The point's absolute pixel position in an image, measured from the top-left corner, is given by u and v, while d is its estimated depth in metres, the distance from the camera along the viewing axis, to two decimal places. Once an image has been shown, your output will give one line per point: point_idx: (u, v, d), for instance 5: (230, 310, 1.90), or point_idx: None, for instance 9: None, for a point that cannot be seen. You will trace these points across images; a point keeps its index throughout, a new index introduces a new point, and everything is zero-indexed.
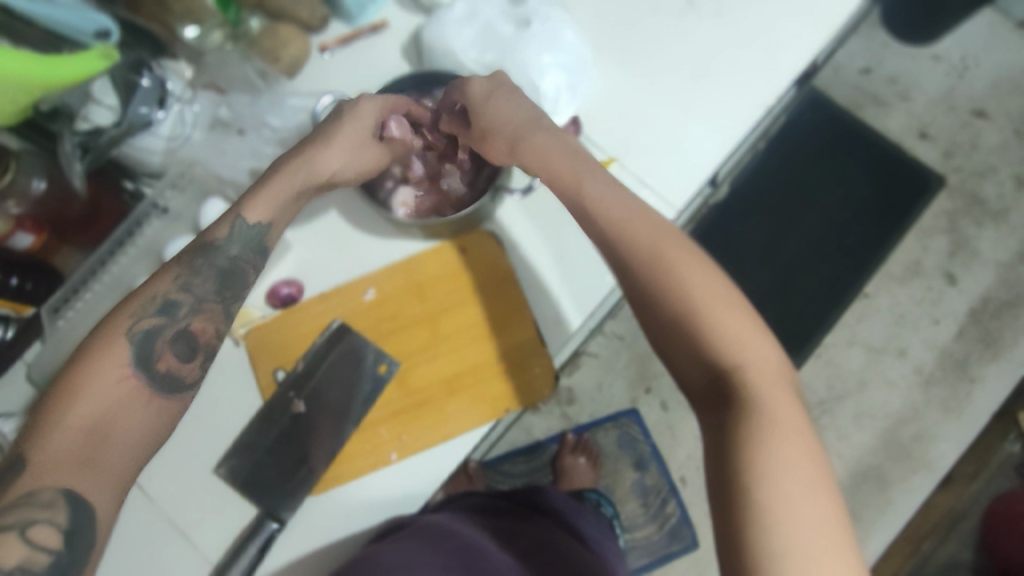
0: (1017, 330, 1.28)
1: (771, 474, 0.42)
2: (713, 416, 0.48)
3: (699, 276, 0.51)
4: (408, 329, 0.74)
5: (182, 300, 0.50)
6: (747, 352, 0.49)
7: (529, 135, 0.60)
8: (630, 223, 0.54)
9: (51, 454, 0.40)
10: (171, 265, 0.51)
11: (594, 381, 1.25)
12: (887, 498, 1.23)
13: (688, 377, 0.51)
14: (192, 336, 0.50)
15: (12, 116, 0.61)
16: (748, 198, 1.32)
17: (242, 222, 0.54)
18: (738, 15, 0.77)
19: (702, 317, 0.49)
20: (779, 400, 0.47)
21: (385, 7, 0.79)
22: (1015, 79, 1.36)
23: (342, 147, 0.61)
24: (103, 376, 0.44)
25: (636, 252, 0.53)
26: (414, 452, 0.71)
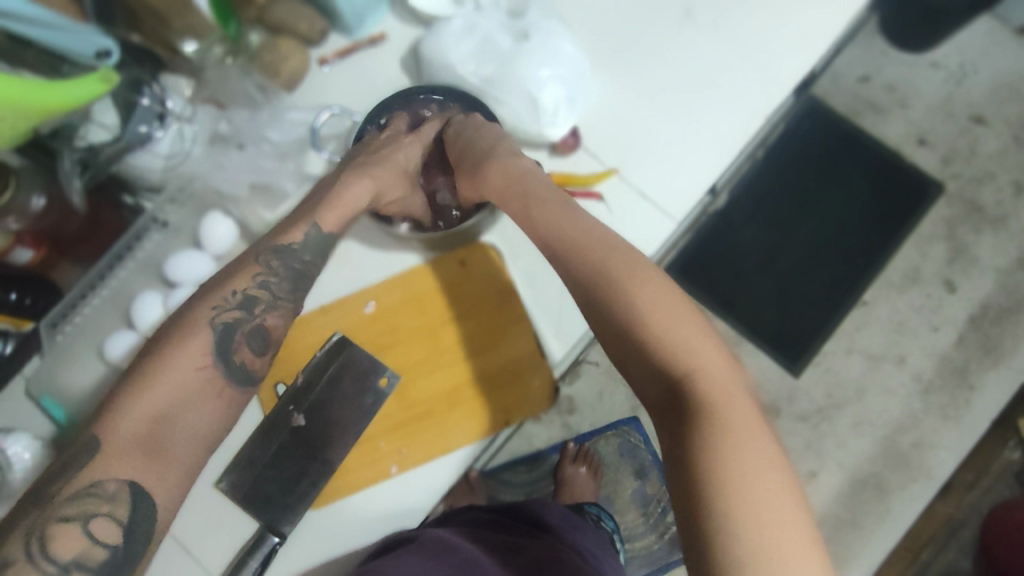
0: (1017, 337, 1.27)
1: (726, 472, 0.44)
2: (668, 423, 0.50)
3: (647, 290, 0.53)
4: (407, 342, 0.75)
5: (262, 298, 0.57)
6: (696, 359, 0.50)
7: (495, 162, 0.63)
8: (583, 243, 0.57)
9: (121, 440, 0.47)
10: (251, 263, 0.58)
11: (595, 390, 1.27)
12: (886, 506, 1.23)
13: (643, 389, 0.52)
14: (265, 331, 0.57)
15: (10, 142, 0.60)
16: (749, 205, 1.32)
17: (316, 231, 0.60)
18: (736, 27, 0.77)
19: (652, 330, 0.52)
20: (730, 403, 0.48)
21: (384, 20, 0.79)
22: (1014, 85, 1.36)
23: (389, 172, 0.65)
24: (182, 365, 0.52)
25: (587, 270, 0.56)
26: (415, 466, 0.72)
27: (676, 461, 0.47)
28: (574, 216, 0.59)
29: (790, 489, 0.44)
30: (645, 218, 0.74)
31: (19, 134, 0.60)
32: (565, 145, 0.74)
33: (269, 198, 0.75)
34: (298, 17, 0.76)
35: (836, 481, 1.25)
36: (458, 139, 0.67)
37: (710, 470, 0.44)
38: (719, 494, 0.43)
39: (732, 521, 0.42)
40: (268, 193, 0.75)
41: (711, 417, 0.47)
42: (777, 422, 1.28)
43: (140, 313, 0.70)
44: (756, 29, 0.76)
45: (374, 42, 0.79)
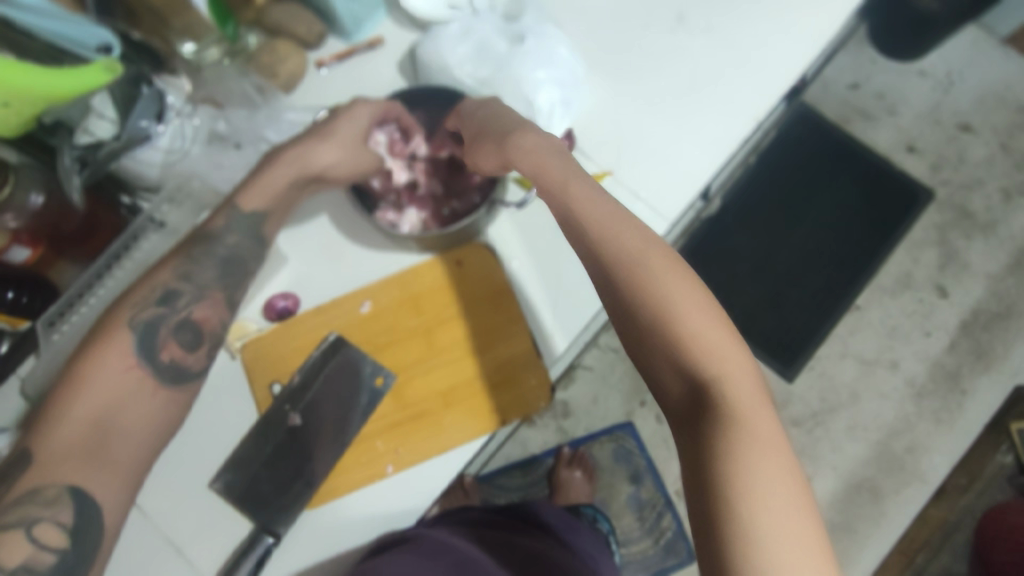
0: (1008, 341, 1.29)
1: (750, 480, 0.42)
2: (689, 428, 0.47)
3: (681, 287, 0.50)
4: (404, 341, 0.75)
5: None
6: (726, 363, 0.48)
7: (522, 137, 0.60)
8: (616, 231, 0.53)
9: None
10: None
11: (590, 394, 1.26)
12: (881, 510, 1.23)
13: (666, 389, 0.50)
14: None
15: (17, 128, 0.63)
16: (738, 210, 1.35)
17: (239, 213, 0.68)
18: (727, 32, 0.78)
19: (687, 327, 0.49)
20: (758, 411, 0.46)
21: (382, 22, 0.80)
22: (1000, 94, 1.38)
23: (337, 144, 0.68)
24: None
25: (618, 260, 0.52)
26: (410, 465, 0.71)
27: (696, 466, 0.45)
28: (602, 200, 0.55)
29: (815, 505, 0.43)
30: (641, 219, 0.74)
31: (26, 120, 0.62)
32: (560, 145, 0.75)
33: None
34: (297, 20, 0.77)
35: (830, 485, 1.26)
36: (472, 115, 0.66)
37: (733, 482, 0.42)
38: (745, 510, 0.41)
39: (755, 539, 0.40)
40: None
41: (737, 426, 0.45)
42: None
43: None
44: (748, 35, 0.78)
45: (372, 46, 0.80)
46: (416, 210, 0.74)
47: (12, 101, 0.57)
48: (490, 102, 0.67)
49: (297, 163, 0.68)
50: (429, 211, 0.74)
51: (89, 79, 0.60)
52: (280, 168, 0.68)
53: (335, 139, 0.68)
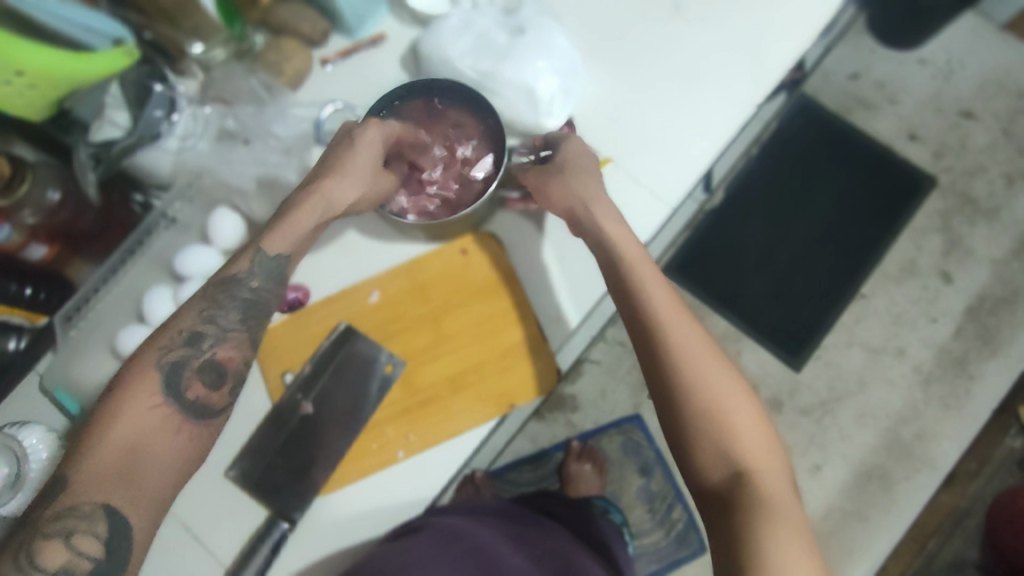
0: (1014, 326, 1.35)
1: (778, 556, 0.48)
2: (724, 507, 0.52)
3: (726, 384, 0.57)
4: (412, 330, 0.75)
5: (208, 332, 0.56)
6: (758, 455, 0.54)
7: (588, 201, 0.66)
8: (673, 324, 0.60)
9: (89, 472, 0.47)
10: (197, 299, 0.58)
11: (597, 387, 1.28)
12: (892, 497, 1.28)
13: (705, 471, 0.55)
14: (220, 363, 0.56)
15: (39, 112, 0.65)
16: (742, 201, 1.41)
17: (264, 256, 0.60)
18: (723, 16, 0.79)
19: (730, 419, 0.55)
20: (786, 502, 0.52)
21: (384, 19, 0.80)
22: (999, 80, 1.44)
23: (352, 173, 0.63)
24: (137, 404, 0.51)
25: (675, 349, 0.58)
26: (422, 449, 0.72)
27: (730, 540, 0.50)
28: (664, 294, 0.62)
29: None
30: (641, 204, 0.75)
31: (48, 103, 0.64)
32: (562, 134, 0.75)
33: (279, 189, 0.75)
34: (301, 17, 0.77)
35: (840, 474, 1.31)
36: (567, 160, 0.68)
37: (766, 560, 0.48)
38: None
39: None
40: (276, 188, 0.75)
41: (772, 509, 0.51)
42: (781, 415, 1.35)
43: (153, 311, 0.73)
44: (743, 22, 0.79)
45: (375, 43, 0.80)
46: (403, 194, 0.71)
47: (37, 81, 0.60)
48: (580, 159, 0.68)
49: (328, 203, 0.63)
50: (415, 201, 0.71)
51: (105, 61, 0.62)
52: (308, 211, 0.62)
53: (350, 169, 0.63)
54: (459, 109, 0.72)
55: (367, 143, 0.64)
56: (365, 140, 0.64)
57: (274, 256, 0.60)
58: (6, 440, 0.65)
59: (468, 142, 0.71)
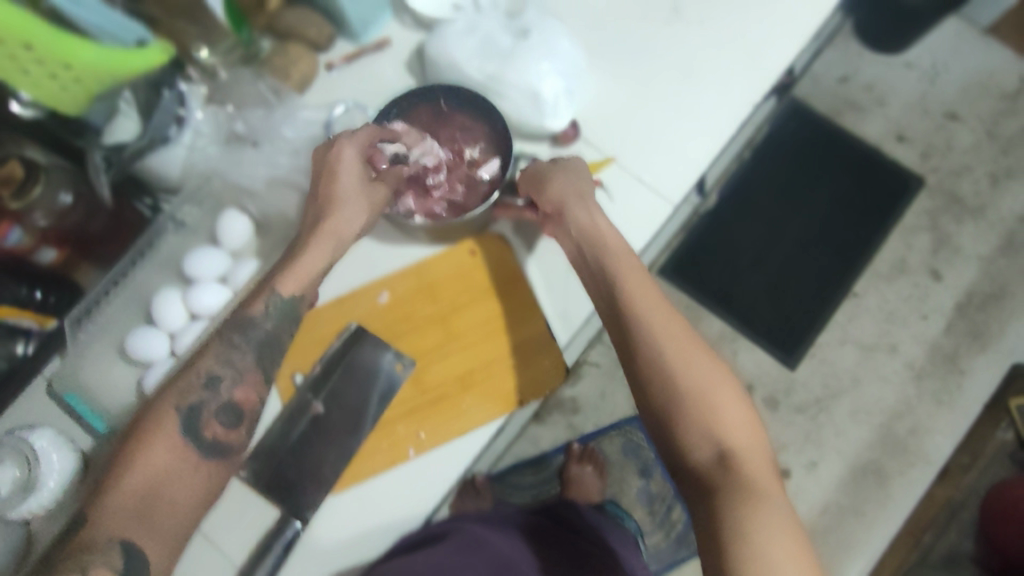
0: (1003, 322, 1.38)
1: (762, 532, 0.50)
2: (708, 487, 0.55)
3: (708, 372, 0.59)
4: (421, 329, 0.76)
5: (225, 374, 0.59)
6: (740, 439, 0.57)
7: (581, 211, 0.68)
8: (655, 315, 0.62)
9: (111, 513, 0.50)
10: (215, 341, 0.60)
11: (597, 390, 1.31)
12: (887, 492, 1.31)
13: (689, 453, 0.57)
14: (236, 405, 0.59)
15: (75, 106, 0.66)
16: (736, 203, 1.44)
17: (277, 298, 0.62)
18: (720, 18, 0.81)
19: (714, 404, 0.58)
20: (767, 484, 0.54)
21: (387, 25, 0.82)
22: (982, 82, 1.48)
23: (348, 198, 0.65)
24: (157, 447, 0.54)
25: (657, 338, 0.61)
26: (431, 447, 0.73)
27: (715, 519, 0.52)
28: (647, 288, 0.64)
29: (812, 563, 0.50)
30: (643, 202, 0.77)
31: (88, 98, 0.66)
32: (566, 137, 0.77)
33: (288, 190, 0.76)
34: (308, 22, 0.78)
35: (836, 470, 1.33)
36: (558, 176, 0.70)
37: (750, 536, 0.50)
38: (757, 555, 0.49)
39: None
40: (286, 188, 0.77)
41: (753, 490, 0.53)
42: (777, 413, 1.37)
43: (166, 316, 0.72)
44: (739, 22, 0.81)
45: (379, 47, 0.81)
46: (411, 197, 0.71)
47: (82, 75, 0.62)
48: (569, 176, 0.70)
49: (330, 239, 0.64)
50: (422, 203, 0.72)
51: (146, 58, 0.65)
52: (312, 252, 0.63)
53: (347, 197, 0.65)
54: (466, 116, 0.73)
55: (349, 166, 0.65)
56: (347, 165, 0.65)
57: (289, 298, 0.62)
58: (17, 441, 0.65)
59: (476, 145, 0.73)
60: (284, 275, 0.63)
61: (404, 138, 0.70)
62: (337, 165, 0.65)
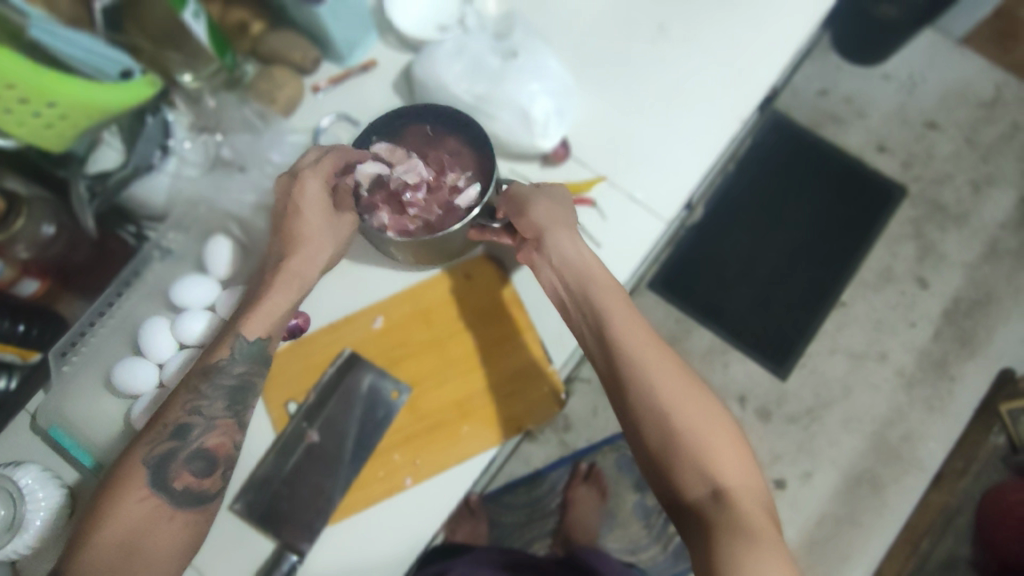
0: (990, 327, 1.39)
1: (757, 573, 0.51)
2: (705, 527, 0.55)
3: (696, 405, 0.60)
4: (417, 355, 0.75)
5: (195, 423, 0.57)
6: (732, 474, 0.57)
7: (559, 234, 0.67)
8: (642, 349, 0.62)
9: (89, 569, 0.50)
10: (183, 388, 0.58)
11: (589, 407, 1.32)
12: (882, 501, 1.32)
13: (683, 491, 0.58)
14: (209, 452, 0.57)
15: (64, 142, 0.67)
16: (723, 215, 1.46)
17: (244, 342, 0.60)
18: (705, 36, 0.81)
19: (704, 439, 0.58)
20: (761, 519, 0.55)
21: (374, 47, 0.81)
22: (960, 91, 1.52)
23: (313, 236, 0.64)
24: (130, 499, 0.54)
25: (644, 374, 0.61)
26: (429, 476, 0.71)
27: (712, 564, 0.53)
28: (634, 320, 0.64)
29: None
30: (636, 221, 0.77)
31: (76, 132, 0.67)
32: (557, 155, 0.77)
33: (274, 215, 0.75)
34: (293, 46, 0.77)
35: (831, 480, 1.35)
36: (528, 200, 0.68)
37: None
38: None
39: None
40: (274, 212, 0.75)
41: (748, 530, 0.54)
42: (770, 424, 1.38)
43: (154, 345, 0.70)
44: (725, 40, 0.81)
45: (366, 69, 0.80)
46: (385, 211, 0.67)
47: (68, 111, 0.63)
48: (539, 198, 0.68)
49: (297, 278, 0.64)
50: (397, 220, 0.66)
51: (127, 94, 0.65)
52: (280, 292, 0.63)
53: (309, 236, 0.64)
54: (450, 136, 0.69)
55: (312, 200, 0.64)
56: (309, 202, 0.64)
57: (256, 341, 0.61)
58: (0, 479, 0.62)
59: (462, 171, 0.68)
60: (248, 318, 0.61)
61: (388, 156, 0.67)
62: (298, 200, 0.64)
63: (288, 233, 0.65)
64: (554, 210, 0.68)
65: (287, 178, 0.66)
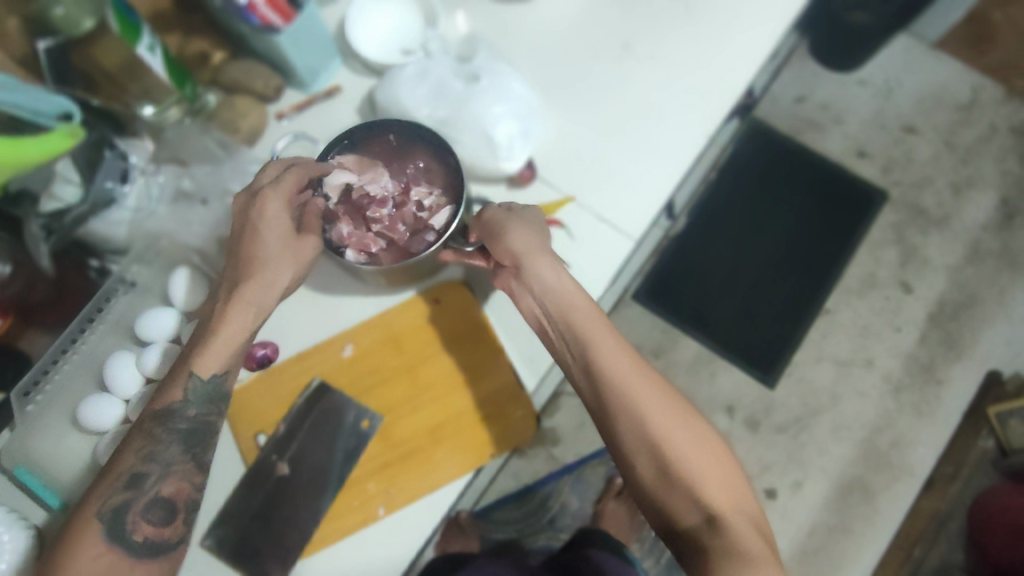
0: (974, 328, 1.48)
1: None
2: (704, 559, 0.54)
3: (686, 432, 0.59)
4: (389, 382, 0.73)
5: (150, 471, 0.57)
6: (726, 502, 0.56)
7: (537, 260, 0.65)
8: (629, 377, 0.60)
9: None
10: (135, 435, 0.58)
11: (577, 421, 1.37)
12: (874, 508, 1.40)
13: (678, 523, 0.57)
14: (168, 499, 0.57)
15: None
16: (706, 227, 1.52)
17: (198, 380, 0.60)
18: (669, 52, 0.81)
19: (695, 467, 0.57)
20: (756, 546, 0.54)
21: (338, 72, 0.81)
22: (935, 96, 1.60)
23: (274, 262, 0.62)
24: (84, 557, 0.52)
25: (631, 402, 0.59)
26: (403, 505, 0.70)
27: None
28: (619, 346, 0.62)
29: None
30: (607, 240, 0.76)
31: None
32: (523, 176, 0.75)
33: None
34: (254, 75, 0.77)
35: (822, 489, 1.41)
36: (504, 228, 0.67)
37: None
38: None
39: None
40: None
41: (745, 558, 0.53)
42: (758, 435, 1.45)
43: (118, 381, 0.69)
44: (690, 56, 0.81)
45: (330, 95, 0.80)
46: (347, 224, 0.69)
47: None
48: (515, 225, 0.66)
49: (252, 307, 0.61)
50: (358, 236, 0.69)
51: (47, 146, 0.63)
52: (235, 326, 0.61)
53: (270, 261, 0.61)
54: (416, 151, 0.71)
55: (273, 219, 0.61)
56: (272, 223, 0.62)
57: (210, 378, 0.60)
58: None
59: (427, 189, 0.71)
60: (202, 353, 0.60)
61: (354, 168, 0.68)
62: (258, 220, 0.61)
63: (246, 258, 0.62)
64: (532, 238, 0.66)
65: (246, 198, 0.63)
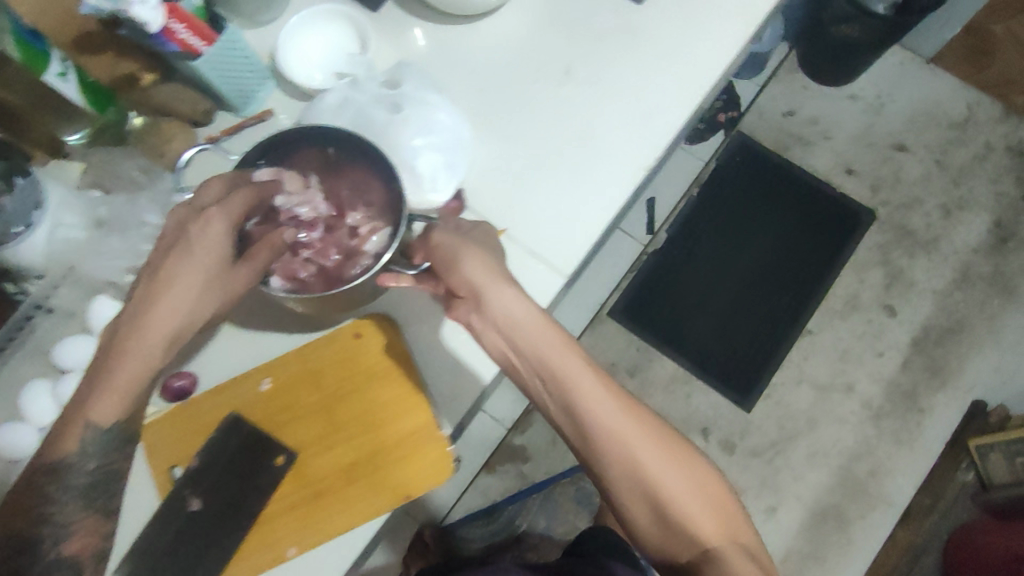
0: (960, 355, 1.44)
1: None
2: None
3: (676, 468, 0.63)
4: (306, 418, 0.71)
5: (48, 532, 0.60)
6: (717, 534, 0.61)
7: (501, 294, 0.63)
8: (613, 424, 0.62)
9: None
10: (27, 496, 0.60)
11: (548, 437, 1.47)
12: (848, 537, 1.37)
13: (672, 553, 0.62)
14: (72, 555, 0.61)
15: None
16: (685, 243, 1.49)
17: (95, 430, 0.61)
18: (613, 75, 0.78)
19: (686, 505, 0.61)
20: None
21: (272, 96, 0.79)
22: (927, 113, 1.56)
23: (186, 294, 0.62)
24: None
25: (616, 448, 0.62)
26: (312, 546, 0.68)
27: None
28: (602, 389, 0.63)
29: None
30: (536, 276, 0.73)
31: None
32: (450, 209, 0.73)
33: None
34: (180, 99, 0.75)
35: (796, 515, 1.38)
36: (453, 248, 0.65)
37: None
38: None
39: None
40: None
41: None
42: (733, 457, 1.41)
43: (30, 407, 0.70)
44: (636, 79, 0.78)
45: (262, 120, 0.78)
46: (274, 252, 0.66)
47: None
48: (466, 251, 0.64)
49: (161, 343, 0.62)
50: (287, 264, 0.67)
51: None
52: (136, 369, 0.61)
53: (183, 287, 0.62)
54: (354, 168, 0.69)
55: (211, 239, 0.62)
56: (206, 245, 0.62)
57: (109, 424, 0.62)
58: None
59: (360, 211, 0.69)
60: (103, 400, 0.61)
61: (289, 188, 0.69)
62: (195, 235, 0.62)
63: (162, 288, 0.62)
64: (490, 267, 0.64)
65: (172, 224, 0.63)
